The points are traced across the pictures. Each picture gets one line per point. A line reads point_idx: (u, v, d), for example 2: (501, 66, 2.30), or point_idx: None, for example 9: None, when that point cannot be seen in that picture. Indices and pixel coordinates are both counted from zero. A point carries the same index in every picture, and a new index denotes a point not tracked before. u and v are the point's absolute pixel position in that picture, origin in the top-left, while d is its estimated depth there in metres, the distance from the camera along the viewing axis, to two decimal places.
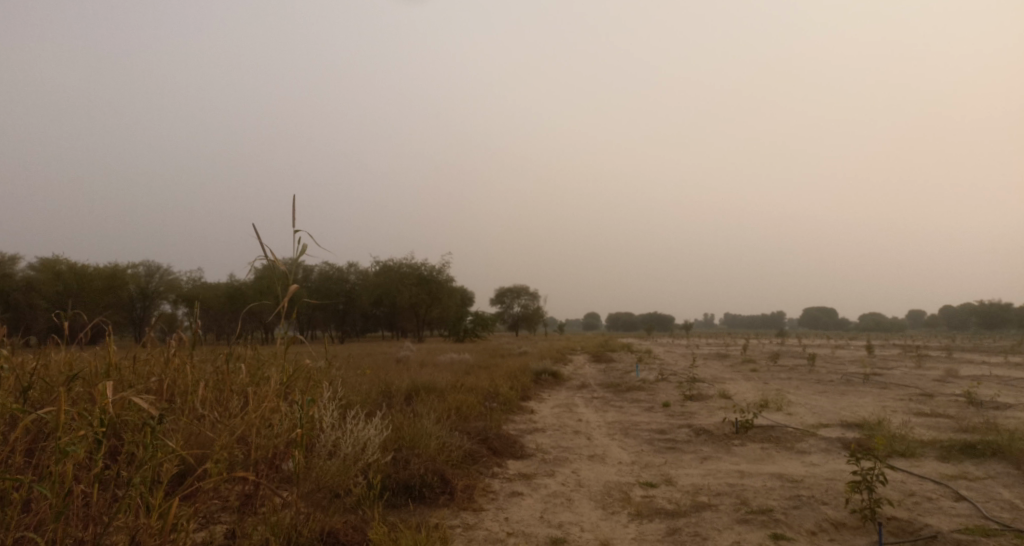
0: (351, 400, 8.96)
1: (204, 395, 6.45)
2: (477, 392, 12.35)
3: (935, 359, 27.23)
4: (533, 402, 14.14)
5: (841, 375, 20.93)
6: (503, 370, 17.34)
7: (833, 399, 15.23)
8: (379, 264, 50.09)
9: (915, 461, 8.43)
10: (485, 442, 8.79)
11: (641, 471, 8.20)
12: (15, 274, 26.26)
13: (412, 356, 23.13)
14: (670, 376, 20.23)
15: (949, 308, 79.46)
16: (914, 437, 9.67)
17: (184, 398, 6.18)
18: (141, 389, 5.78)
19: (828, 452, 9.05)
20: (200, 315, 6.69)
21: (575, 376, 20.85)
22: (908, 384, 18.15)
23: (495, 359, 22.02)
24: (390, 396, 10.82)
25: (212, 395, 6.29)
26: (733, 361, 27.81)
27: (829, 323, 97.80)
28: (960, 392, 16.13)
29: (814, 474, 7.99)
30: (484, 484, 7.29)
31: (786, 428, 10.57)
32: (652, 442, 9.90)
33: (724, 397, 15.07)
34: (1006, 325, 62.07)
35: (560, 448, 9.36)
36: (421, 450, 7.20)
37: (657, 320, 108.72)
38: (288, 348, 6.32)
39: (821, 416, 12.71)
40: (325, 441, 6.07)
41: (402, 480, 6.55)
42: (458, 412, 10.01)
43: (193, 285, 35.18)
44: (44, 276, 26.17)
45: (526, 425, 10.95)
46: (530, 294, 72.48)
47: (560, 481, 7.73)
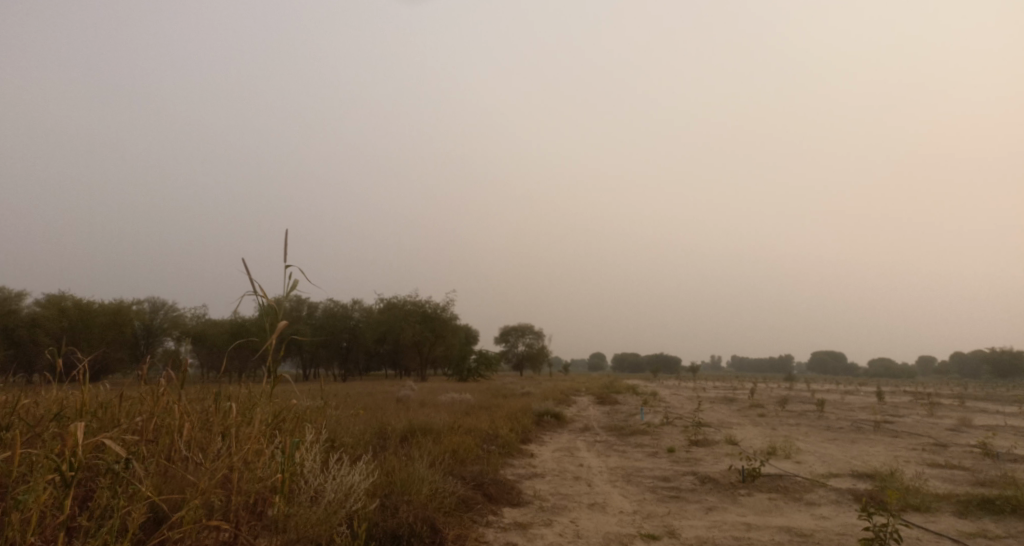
0: (341, 442, 8.71)
1: (189, 435, 6.21)
2: (475, 434, 12.02)
3: (947, 407, 26.67)
4: (533, 445, 13.77)
5: (850, 421, 20.43)
6: (504, 411, 16.99)
7: (843, 447, 14.78)
8: (383, 301, 49.86)
9: (930, 517, 8.06)
10: (480, 488, 8.46)
11: (643, 522, 7.85)
12: (19, 309, 26.22)
13: (413, 395, 22.76)
14: (675, 420, 19.80)
15: (959, 354, 78.50)
16: (929, 490, 9.28)
17: (165, 437, 5.97)
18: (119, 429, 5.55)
19: (838, 505, 8.67)
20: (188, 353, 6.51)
21: (577, 418, 20.43)
22: (920, 433, 17.67)
23: (497, 400, 21.66)
24: (385, 438, 10.52)
25: (196, 435, 6.08)
26: (740, 405, 27.29)
27: (838, 367, 96.75)
28: (974, 442, 15.65)
29: (824, 528, 7.63)
30: (476, 534, 6.97)
31: (794, 478, 10.18)
32: (654, 490, 9.53)
33: (731, 443, 14.67)
34: (1018, 373, 61.13)
35: (559, 495, 9.00)
36: (411, 495, 6.91)
37: (663, 362, 107.81)
38: (273, 386, 6.09)
39: (831, 465, 12.29)
40: (306, 485, 5.81)
41: (389, 529, 6.26)
42: (454, 455, 9.69)
43: (197, 321, 35.00)
44: (48, 311, 26.14)
45: (524, 469, 10.60)
46: (535, 333, 71.99)
47: (557, 531, 7.39)
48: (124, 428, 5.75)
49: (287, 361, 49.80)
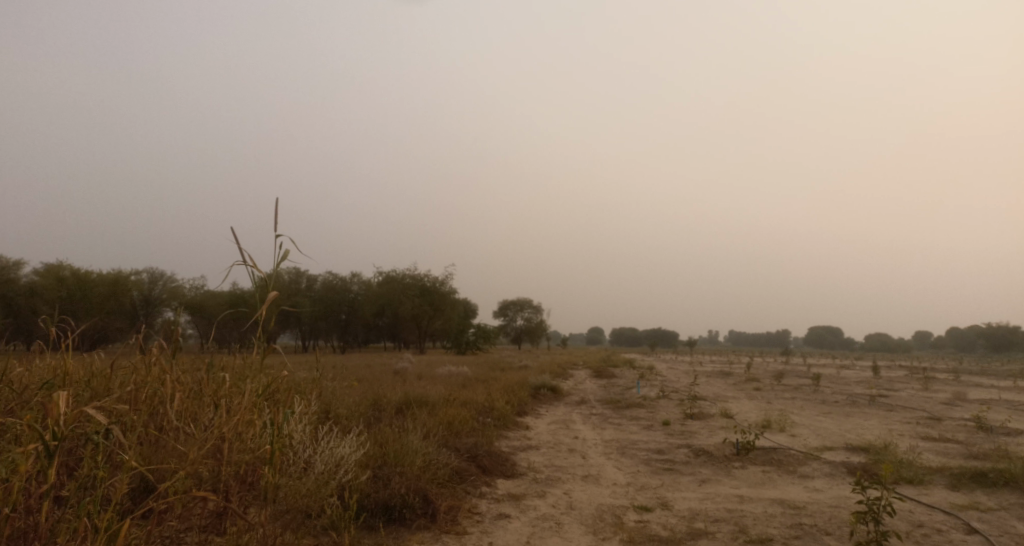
0: (336, 414, 8.71)
1: (179, 405, 6.18)
2: (471, 406, 12.02)
3: (942, 382, 26.79)
4: (529, 417, 13.79)
5: (845, 395, 20.53)
6: (501, 384, 17.02)
7: (838, 421, 14.83)
8: (382, 274, 49.78)
9: (923, 490, 8.07)
10: (474, 460, 8.46)
11: (636, 494, 7.85)
12: (17, 279, 26.22)
13: (411, 368, 22.79)
14: (672, 393, 19.86)
15: (955, 329, 78.85)
16: (922, 463, 9.30)
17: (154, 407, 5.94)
18: (109, 398, 5.52)
19: (832, 478, 8.68)
20: (180, 324, 6.45)
21: (574, 391, 20.48)
22: (914, 407, 17.73)
23: (494, 373, 21.71)
24: (380, 410, 10.52)
25: (186, 405, 6.05)
26: (736, 379, 27.39)
27: (835, 342, 97.25)
28: (968, 416, 15.71)
29: (817, 500, 7.65)
30: (469, 505, 6.97)
31: (788, 451, 10.20)
32: (649, 462, 9.54)
33: (726, 416, 14.71)
34: (1013, 349, 61.50)
35: (554, 467, 9.00)
36: (404, 467, 6.89)
37: (661, 337, 108.29)
38: (264, 357, 6.03)
39: (825, 438, 12.32)
40: (297, 457, 5.80)
41: (381, 501, 6.25)
42: (449, 427, 9.68)
43: (196, 292, 34.99)
44: (47, 281, 26.13)
45: (519, 442, 10.60)
46: (533, 308, 72.05)
47: (550, 502, 7.39)
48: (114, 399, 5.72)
49: (286, 333, 49.85)
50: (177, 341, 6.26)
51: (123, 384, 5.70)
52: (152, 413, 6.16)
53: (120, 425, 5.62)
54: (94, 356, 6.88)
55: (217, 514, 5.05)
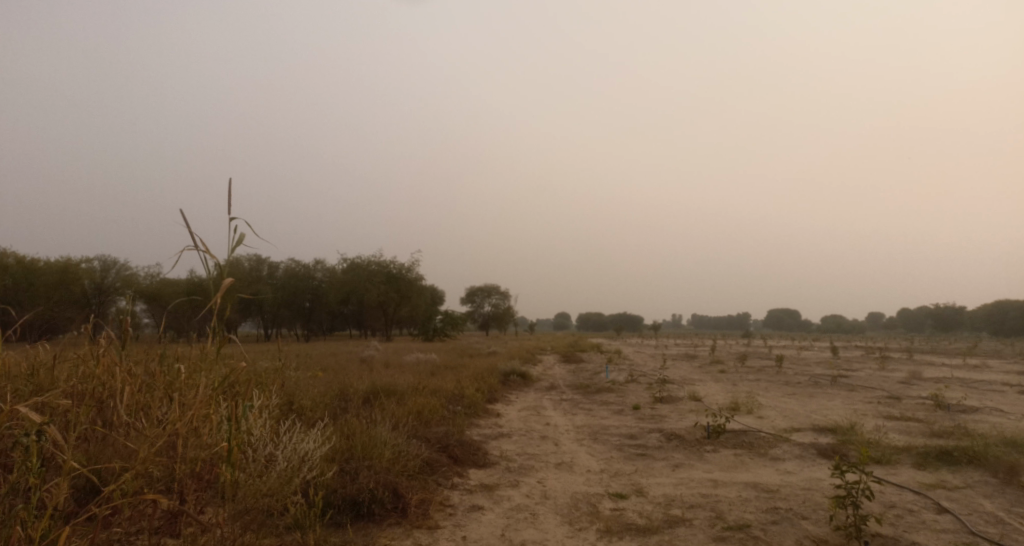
0: (300, 405, 8.49)
1: (129, 400, 5.98)
2: (440, 394, 11.82)
3: (896, 361, 27.46)
4: (499, 404, 13.64)
5: (808, 376, 20.81)
6: (470, 371, 16.80)
7: (803, 402, 15.00)
8: (347, 261, 49.15)
9: (891, 469, 8.12)
10: (445, 450, 8.27)
11: (611, 481, 7.76)
12: None
13: (377, 356, 22.48)
14: (640, 377, 19.88)
15: (906, 310, 81.10)
16: (889, 443, 9.36)
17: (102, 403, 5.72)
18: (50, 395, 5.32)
19: (803, 460, 8.70)
20: (131, 315, 6.16)
21: (543, 377, 20.41)
22: (874, 386, 18.07)
23: (462, 359, 21.49)
24: (346, 400, 10.27)
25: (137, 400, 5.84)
26: (701, 362, 27.65)
27: (793, 324, 99.43)
28: (926, 395, 16.04)
29: (790, 483, 7.64)
30: (441, 497, 6.81)
31: (758, 433, 10.23)
32: (621, 448, 9.46)
33: (694, 399, 14.77)
34: (960, 328, 63.54)
35: (526, 455, 8.86)
36: (372, 460, 6.69)
37: (626, 321, 109.35)
38: (218, 347, 5.77)
39: (792, 419, 12.40)
40: (258, 452, 5.59)
41: (349, 496, 6.04)
42: (419, 416, 9.48)
43: (152, 280, 34.07)
44: None
45: (490, 429, 10.45)
46: (500, 293, 71.92)
47: (524, 492, 7.26)
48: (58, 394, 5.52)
49: (248, 322, 48.88)
50: (126, 331, 5.98)
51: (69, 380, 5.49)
52: (101, 408, 5.94)
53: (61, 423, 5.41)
54: (39, 347, 6.59)
55: (172, 516, 4.89)
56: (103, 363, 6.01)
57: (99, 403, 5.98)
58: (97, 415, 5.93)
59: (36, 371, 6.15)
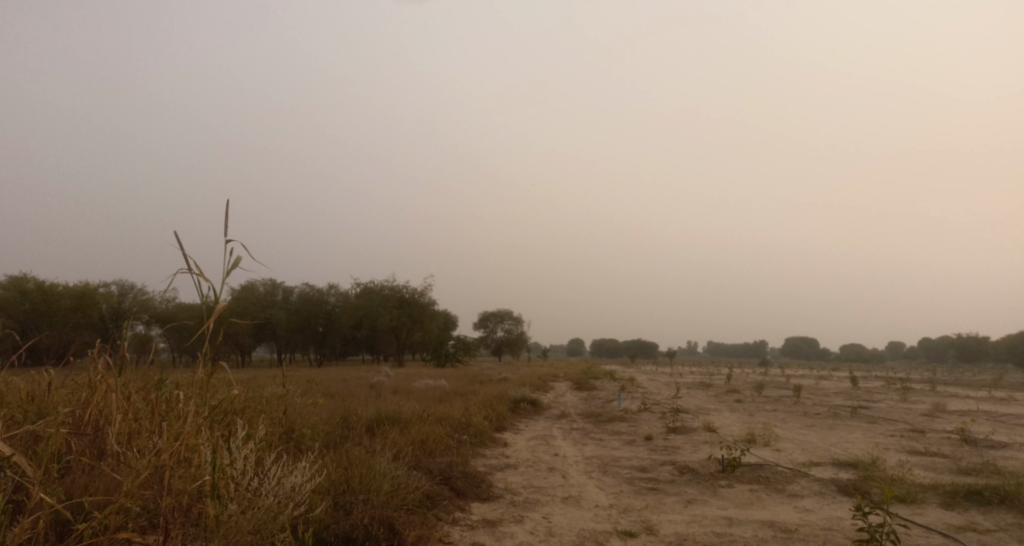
0: (300, 434, 8.49)
1: (121, 428, 5.89)
2: (446, 423, 11.53)
3: (919, 392, 26.77)
4: (508, 433, 13.30)
5: (827, 407, 20.23)
6: (479, 398, 16.50)
7: (822, 434, 14.51)
8: (360, 286, 49.13)
9: (917, 509, 7.70)
10: (447, 482, 7.97)
11: (620, 517, 7.41)
12: None
13: (387, 382, 22.25)
14: (653, 406, 19.46)
15: (927, 339, 79.72)
16: (914, 480, 8.92)
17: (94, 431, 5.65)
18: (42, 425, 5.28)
19: (822, 497, 8.31)
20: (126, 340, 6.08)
21: (555, 405, 20.02)
22: (896, 418, 17.49)
23: (473, 386, 21.17)
24: (349, 429, 10.03)
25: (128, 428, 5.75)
26: (717, 391, 27.09)
27: (810, 352, 98.11)
28: (951, 429, 15.48)
29: (809, 522, 7.26)
30: (441, 533, 6.53)
31: (775, 467, 9.81)
32: (632, 481, 9.09)
33: (709, 430, 14.34)
34: (982, 359, 62.30)
35: (532, 488, 8.53)
36: (369, 493, 6.48)
37: (641, 348, 108.43)
38: (208, 374, 5.58)
39: (811, 453, 11.95)
40: (246, 485, 5.41)
41: (342, 532, 5.85)
42: (423, 445, 9.21)
43: (166, 304, 34.18)
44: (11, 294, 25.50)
45: (496, 460, 10.13)
46: (514, 318, 71.58)
47: (528, 528, 6.94)
48: (50, 425, 5.48)
49: (260, 346, 48.83)
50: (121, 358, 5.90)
51: (61, 409, 5.44)
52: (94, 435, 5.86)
53: (48, 453, 5.36)
54: (43, 373, 6.58)
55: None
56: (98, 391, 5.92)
57: (94, 432, 5.92)
58: (90, 443, 5.86)
59: (34, 397, 6.11)
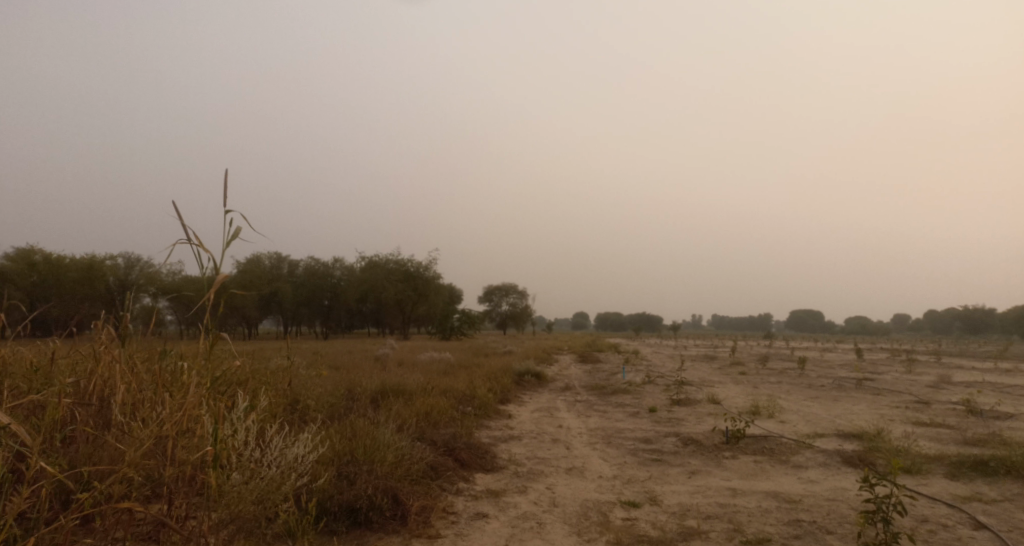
0: (305, 405, 8.53)
1: (124, 399, 5.88)
2: (451, 395, 11.52)
3: (924, 364, 26.75)
4: (512, 405, 13.32)
5: (832, 379, 20.21)
6: (484, 370, 16.51)
7: (827, 406, 14.49)
8: (366, 259, 49.11)
9: (922, 480, 7.67)
10: (451, 453, 7.98)
11: (623, 488, 7.41)
12: None
13: (392, 354, 22.31)
14: (658, 378, 19.48)
15: (933, 311, 79.58)
16: (919, 451, 8.89)
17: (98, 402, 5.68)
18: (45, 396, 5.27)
19: (827, 468, 8.29)
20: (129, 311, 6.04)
21: (559, 377, 20.05)
22: (901, 390, 17.46)
23: (478, 359, 21.21)
24: (353, 401, 10.03)
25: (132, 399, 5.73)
26: (722, 363, 27.09)
27: (815, 325, 98.17)
28: (956, 400, 15.45)
29: (814, 493, 7.24)
30: (444, 504, 6.55)
31: (780, 439, 9.80)
32: (636, 453, 9.08)
33: (714, 402, 14.34)
34: (987, 331, 62.24)
35: (536, 459, 8.53)
36: (373, 464, 6.50)
37: (646, 321, 108.52)
38: (209, 345, 5.53)
39: (816, 424, 11.93)
40: (249, 456, 5.43)
41: (346, 503, 5.87)
42: (426, 417, 9.21)
43: (172, 277, 34.24)
44: (18, 266, 25.53)
45: (500, 431, 10.13)
46: (519, 292, 71.63)
47: (532, 499, 6.94)
48: (54, 395, 5.47)
49: (267, 319, 48.98)
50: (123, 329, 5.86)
51: (65, 382, 5.46)
52: (99, 406, 5.90)
53: (53, 424, 5.41)
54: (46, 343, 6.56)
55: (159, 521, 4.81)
56: (105, 362, 5.94)
57: (100, 401, 5.97)
58: (95, 412, 5.90)
59: (37, 368, 6.10)
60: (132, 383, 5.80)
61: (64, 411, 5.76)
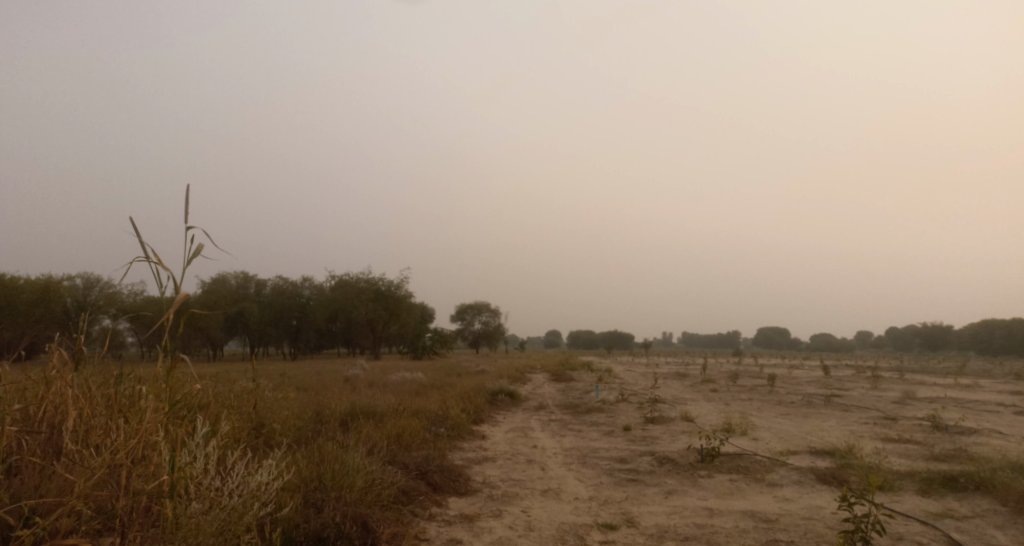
0: (270, 429, 8.32)
1: (79, 425, 5.67)
2: (422, 416, 11.33)
3: (889, 380, 27.15)
4: (485, 426, 13.15)
5: (802, 396, 20.38)
6: (456, 390, 16.31)
7: (798, 423, 14.56)
8: (335, 278, 48.60)
9: (895, 497, 7.69)
10: (423, 477, 7.81)
11: (599, 510, 7.29)
12: None
13: (362, 375, 22.01)
14: (631, 396, 19.46)
15: (895, 328, 81.17)
16: (891, 467, 8.94)
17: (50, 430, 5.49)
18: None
19: (802, 486, 8.28)
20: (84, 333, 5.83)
21: (532, 397, 19.90)
22: (869, 406, 17.64)
23: (450, 379, 20.99)
24: (322, 423, 9.80)
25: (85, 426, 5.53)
26: (693, 381, 27.19)
27: (783, 342, 99.53)
28: (923, 415, 15.65)
29: (789, 512, 7.20)
30: (417, 530, 6.39)
31: (754, 457, 9.78)
32: (611, 473, 8.98)
33: (687, 420, 14.32)
34: (947, 347, 63.62)
35: (510, 481, 8.38)
36: (341, 490, 6.36)
37: (617, 339, 109.06)
38: (168, 368, 5.36)
39: (788, 441, 11.97)
40: (209, 485, 5.27)
41: (312, 531, 5.74)
42: (398, 439, 9.02)
43: (136, 297, 33.44)
44: None
45: (474, 453, 9.96)
46: (490, 311, 71.46)
47: (507, 523, 6.80)
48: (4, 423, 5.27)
49: (233, 340, 48.06)
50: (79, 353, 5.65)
51: (14, 409, 5.27)
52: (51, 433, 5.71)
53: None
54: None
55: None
56: (58, 387, 5.75)
57: (53, 428, 5.78)
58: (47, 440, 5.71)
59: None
60: (86, 410, 5.62)
61: (13, 439, 5.56)
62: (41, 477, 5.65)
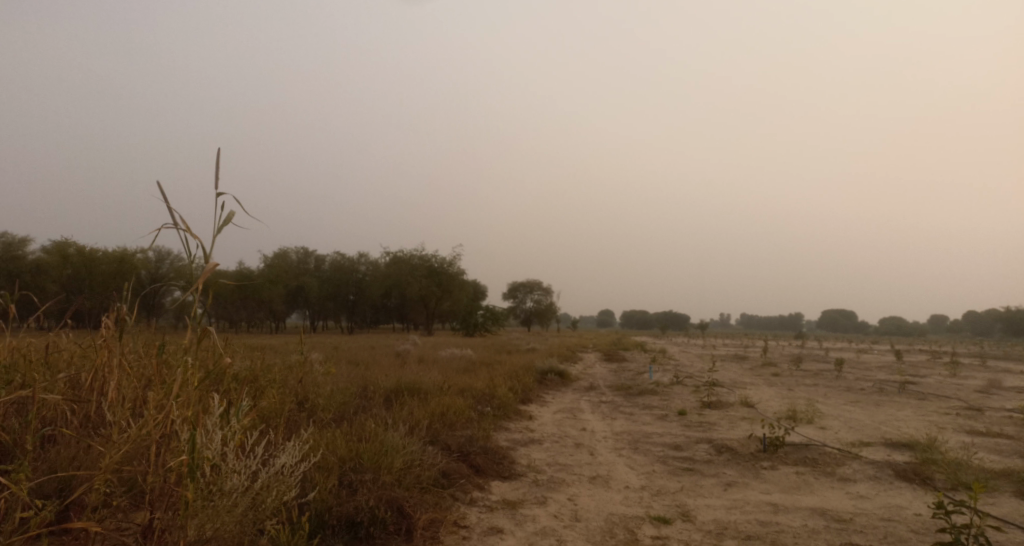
0: (313, 404, 8.06)
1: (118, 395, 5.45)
2: (469, 394, 10.97)
3: (969, 367, 25.46)
4: (533, 406, 12.71)
5: (872, 382, 19.21)
6: (506, 368, 15.94)
7: (869, 411, 13.62)
8: (391, 255, 48.74)
9: (988, 499, 6.90)
10: (465, 459, 7.41)
11: (652, 501, 6.75)
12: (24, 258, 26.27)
13: (413, 350, 21.89)
14: (687, 379, 18.76)
15: (971, 313, 76.91)
16: (980, 464, 8.09)
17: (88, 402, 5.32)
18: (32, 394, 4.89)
19: (878, 482, 7.54)
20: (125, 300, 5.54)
21: (583, 376, 19.40)
22: (948, 395, 16.45)
23: (500, 356, 20.66)
24: (365, 400, 9.52)
25: (121, 395, 5.30)
26: (753, 364, 26.15)
27: (848, 325, 95.93)
28: (1010, 407, 14.43)
29: (866, 511, 6.52)
30: (455, 516, 5.99)
31: (823, 448, 9.03)
32: (666, 461, 8.41)
33: (747, 406, 13.57)
34: None
35: (557, 466, 7.90)
36: (378, 472, 6.01)
37: (671, 319, 107.50)
38: (197, 339, 5.05)
39: (859, 431, 11.17)
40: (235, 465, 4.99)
41: (345, 516, 5.42)
42: (441, 417, 8.64)
43: None
44: (51, 257, 26.16)
45: (520, 434, 9.52)
46: (543, 289, 70.98)
47: (553, 512, 6.32)
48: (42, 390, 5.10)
49: (293, 313, 48.96)
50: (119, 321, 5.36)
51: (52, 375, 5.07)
52: (89, 405, 5.55)
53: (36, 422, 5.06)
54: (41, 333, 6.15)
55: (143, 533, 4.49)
56: (98, 356, 5.57)
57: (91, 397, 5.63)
58: (83, 413, 5.56)
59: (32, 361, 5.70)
60: (123, 379, 5.41)
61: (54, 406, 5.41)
62: (78, 446, 5.50)
